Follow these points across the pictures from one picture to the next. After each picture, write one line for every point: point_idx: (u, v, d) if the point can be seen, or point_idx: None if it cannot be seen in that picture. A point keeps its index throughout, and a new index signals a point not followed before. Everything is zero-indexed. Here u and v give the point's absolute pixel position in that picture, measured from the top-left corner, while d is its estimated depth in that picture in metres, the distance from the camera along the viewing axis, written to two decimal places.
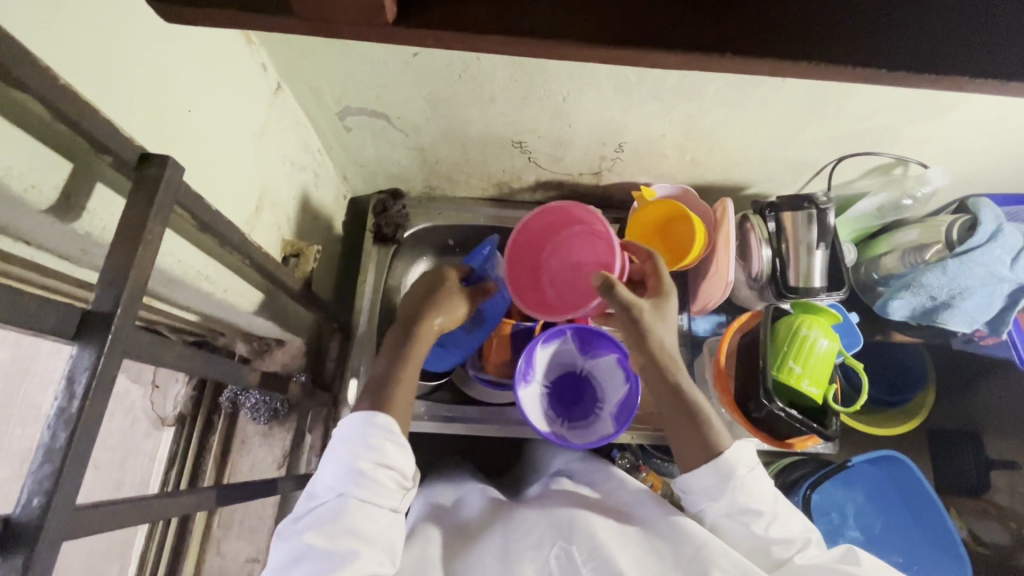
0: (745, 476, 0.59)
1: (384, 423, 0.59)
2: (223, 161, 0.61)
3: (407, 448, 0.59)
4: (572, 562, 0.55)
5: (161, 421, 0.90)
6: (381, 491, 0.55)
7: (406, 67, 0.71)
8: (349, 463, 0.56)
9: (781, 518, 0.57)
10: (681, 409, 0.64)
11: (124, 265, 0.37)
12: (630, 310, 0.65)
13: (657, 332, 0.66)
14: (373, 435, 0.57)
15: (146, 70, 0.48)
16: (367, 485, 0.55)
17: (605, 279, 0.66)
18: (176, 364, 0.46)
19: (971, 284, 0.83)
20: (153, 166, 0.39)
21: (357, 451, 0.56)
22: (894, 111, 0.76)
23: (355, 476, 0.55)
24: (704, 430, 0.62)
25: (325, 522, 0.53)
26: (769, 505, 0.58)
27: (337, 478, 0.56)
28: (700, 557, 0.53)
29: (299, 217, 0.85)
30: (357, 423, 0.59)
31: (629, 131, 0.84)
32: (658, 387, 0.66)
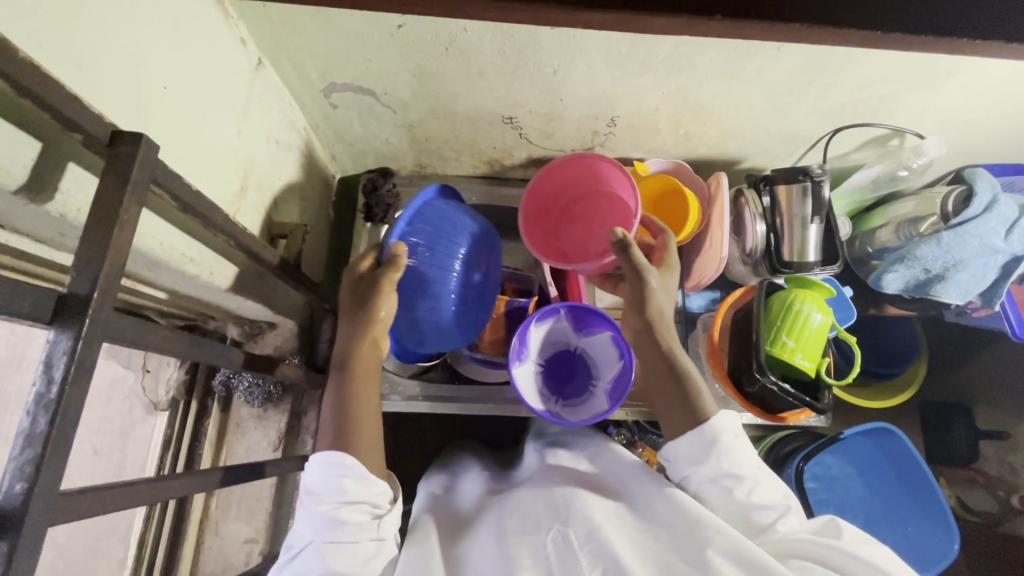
0: (730, 442, 0.61)
1: (338, 459, 0.58)
2: (205, 139, 0.60)
3: (368, 477, 0.58)
4: (568, 545, 0.54)
5: (154, 406, 0.88)
6: (352, 528, 0.56)
7: (391, 40, 0.69)
8: (313, 512, 0.56)
9: (762, 486, 0.59)
10: (671, 374, 0.66)
11: (99, 245, 0.36)
12: (640, 274, 0.68)
13: (658, 296, 0.69)
14: (331, 477, 0.57)
15: (117, 44, 0.46)
16: (335, 526, 0.55)
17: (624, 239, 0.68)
18: (162, 347, 0.45)
19: (965, 256, 0.82)
20: (125, 144, 0.38)
21: (319, 498, 0.57)
22: (892, 80, 0.75)
23: (321, 521, 0.55)
24: (692, 398, 0.64)
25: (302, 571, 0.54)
26: (751, 472, 0.60)
27: (307, 527, 0.56)
28: (699, 537, 0.53)
29: (288, 198, 0.84)
30: (315, 470, 0.58)
31: (622, 105, 0.83)
32: (649, 349, 0.68)
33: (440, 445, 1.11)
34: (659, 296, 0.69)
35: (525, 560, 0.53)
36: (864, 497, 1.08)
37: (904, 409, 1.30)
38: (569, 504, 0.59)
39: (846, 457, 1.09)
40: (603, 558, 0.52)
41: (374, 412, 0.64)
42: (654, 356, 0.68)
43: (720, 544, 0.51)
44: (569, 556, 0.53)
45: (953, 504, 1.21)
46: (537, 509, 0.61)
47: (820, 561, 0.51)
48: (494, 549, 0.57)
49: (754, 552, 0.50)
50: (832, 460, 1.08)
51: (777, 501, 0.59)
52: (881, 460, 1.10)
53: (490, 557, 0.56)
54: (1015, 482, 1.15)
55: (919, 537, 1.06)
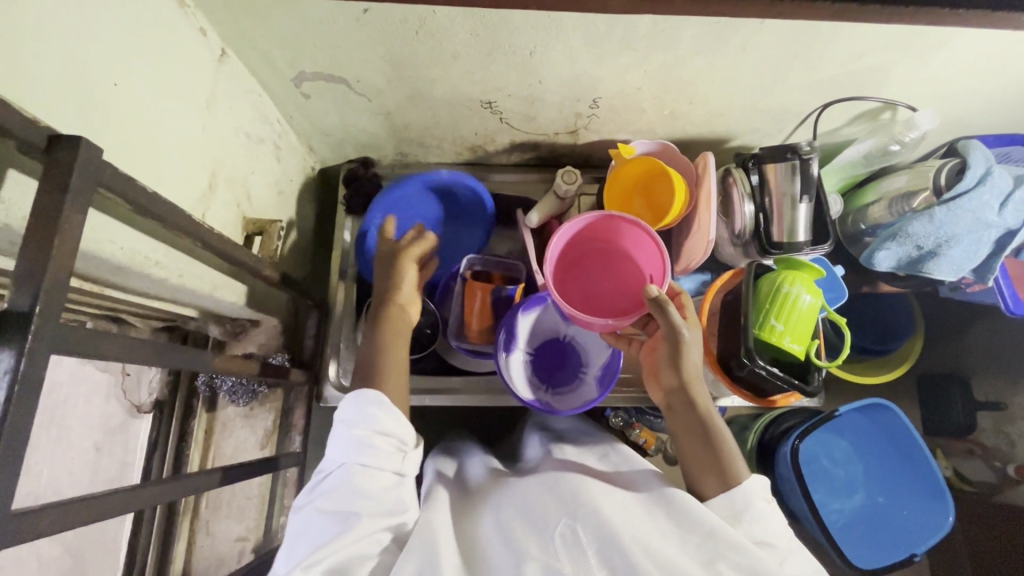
0: (763, 508, 0.59)
1: (375, 397, 0.61)
2: (164, 136, 0.57)
3: (400, 417, 0.61)
4: (576, 539, 0.55)
5: (137, 409, 0.87)
6: (380, 454, 0.58)
7: (358, 25, 0.66)
8: (350, 435, 0.59)
9: (795, 558, 0.57)
10: (703, 435, 0.65)
11: (40, 256, 0.34)
12: (677, 330, 0.67)
13: (691, 355, 0.68)
14: (366, 410, 0.60)
15: (54, 41, 0.43)
16: (365, 451, 0.57)
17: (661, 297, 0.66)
18: (125, 356, 0.44)
19: (957, 231, 0.80)
20: (64, 148, 0.36)
21: (352, 424, 0.59)
22: (880, 52, 0.72)
23: (354, 446, 0.58)
24: (725, 459, 0.63)
25: (332, 491, 0.56)
26: (784, 541, 0.59)
27: (337, 450, 0.59)
28: (709, 547, 0.53)
29: (263, 194, 0.82)
30: (352, 402, 0.61)
31: (603, 86, 0.80)
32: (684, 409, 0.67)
33: (433, 435, 1.11)
34: (692, 353, 0.68)
35: (533, 553, 0.53)
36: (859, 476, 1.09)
37: (900, 384, 1.30)
38: (577, 497, 0.59)
39: (840, 432, 1.10)
40: (614, 553, 0.52)
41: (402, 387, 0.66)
42: (689, 416, 0.66)
43: (731, 559, 0.52)
44: (578, 551, 0.54)
45: (949, 475, 1.21)
46: (545, 500, 0.61)
47: None
48: (500, 543, 0.57)
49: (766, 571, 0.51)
50: (826, 435, 1.09)
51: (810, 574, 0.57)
52: (879, 437, 1.10)
53: (497, 552, 0.56)
54: (1011, 452, 1.14)
55: (915, 515, 1.06)
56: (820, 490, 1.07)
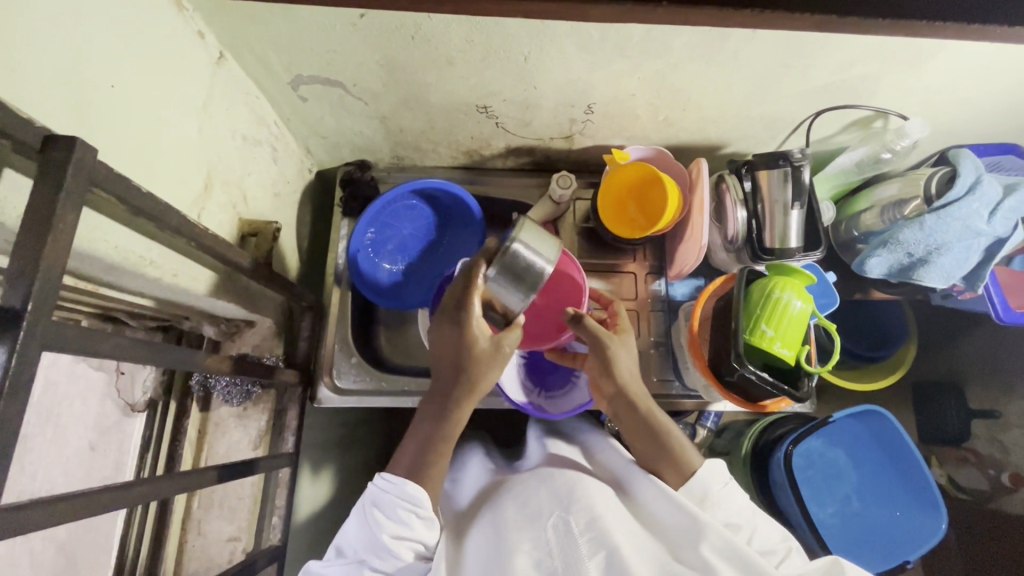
0: (720, 492, 0.61)
1: (412, 502, 0.60)
2: (161, 138, 0.58)
3: (432, 519, 0.61)
4: (568, 530, 0.55)
5: (131, 408, 0.88)
6: (392, 561, 0.59)
7: (354, 30, 0.67)
8: (379, 538, 0.59)
9: (761, 531, 0.60)
10: (649, 433, 0.66)
11: (32, 254, 0.35)
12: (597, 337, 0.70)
13: (620, 359, 0.70)
14: (401, 510, 0.60)
15: (49, 40, 0.44)
16: (388, 557, 0.59)
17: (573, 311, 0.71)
18: (119, 354, 0.45)
19: (948, 239, 0.81)
20: (58, 148, 0.37)
21: (383, 520, 0.60)
22: (870, 61, 0.73)
23: (378, 547, 0.59)
24: (676, 450, 0.64)
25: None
26: (746, 518, 0.61)
27: (363, 542, 0.60)
28: (693, 531, 0.55)
29: (260, 195, 0.83)
30: (389, 500, 0.61)
31: (598, 92, 0.81)
32: (626, 413, 0.69)
33: None
34: (622, 358, 0.71)
35: (524, 545, 0.55)
36: (850, 482, 1.08)
37: (894, 391, 1.30)
38: (570, 491, 0.60)
39: (834, 441, 1.09)
40: (602, 543, 0.53)
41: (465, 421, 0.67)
42: (631, 419, 0.68)
43: (715, 542, 0.53)
44: (569, 543, 0.54)
45: (942, 482, 1.22)
46: (538, 493, 0.61)
47: None
48: (492, 537, 0.58)
49: (746, 554, 0.52)
50: (820, 444, 1.08)
51: (778, 544, 0.59)
52: (872, 445, 1.10)
53: (487, 546, 0.57)
54: (1005, 460, 1.15)
55: (904, 522, 1.06)
56: (817, 502, 1.06)
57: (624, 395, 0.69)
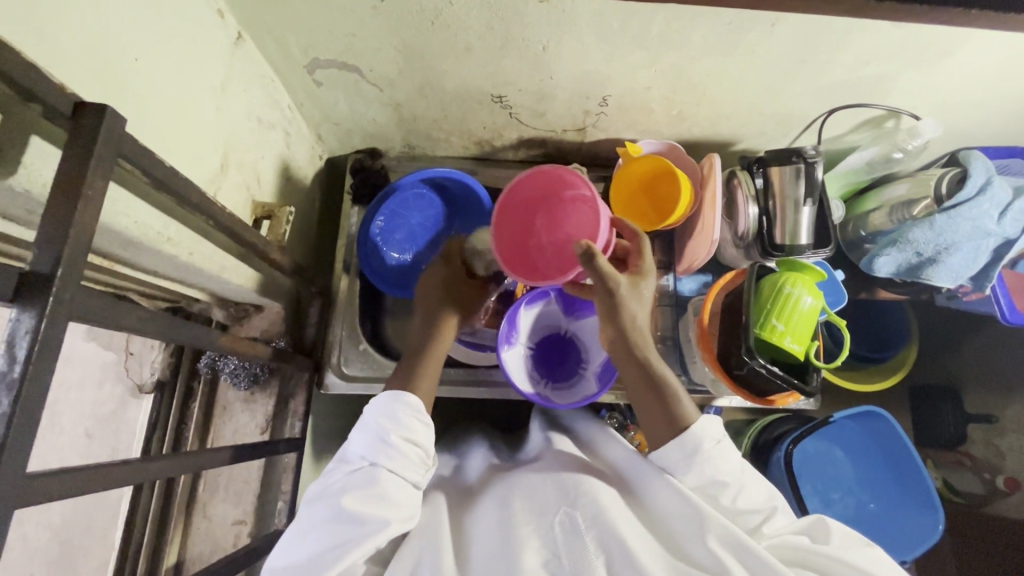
0: (712, 449, 0.61)
1: (410, 402, 0.63)
2: (181, 116, 0.58)
3: (429, 425, 0.63)
4: (575, 526, 0.55)
5: (138, 388, 0.90)
6: (405, 460, 0.59)
7: (374, 14, 0.67)
8: (382, 439, 0.59)
9: (745, 491, 0.61)
10: (648, 384, 0.65)
11: (64, 220, 0.35)
12: (606, 280, 0.66)
13: (627, 303, 0.67)
14: (401, 412, 0.62)
15: (77, 12, 0.43)
16: (395, 456, 0.59)
17: (588, 249, 0.66)
18: (140, 328, 0.44)
19: (957, 239, 0.82)
20: (89, 116, 0.36)
21: (386, 424, 0.60)
22: (886, 59, 0.73)
23: (385, 447, 0.59)
24: (671, 405, 0.63)
25: (359, 489, 0.56)
26: (735, 477, 0.62)
27: (368, 448, 0.59)
28: (700, 525, 0.55)
29: (272, 180, 0.82)
30: (386, 406, 0.62)
31: (613, 84, 0.81)
32: (625, 359, 0.67)
33: (431, 428, 1.11)
34: (630, 304, 0.67)
35: (533, 545, 0.54)
36: (849, 479, 1.10)
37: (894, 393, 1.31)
38: (576, 486, 0.60)
39: (834, 439, 1.10)
40: (609, 541, 0.53)
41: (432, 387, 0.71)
42: (631, 365, 0.66)
43: (722, 534, 0.54)
44: (577, 539, 0.54)
45: (938, 484, 1.23)
46: (542, 488, 0.61)
47: (810, 567, 0.55)
48: (496, 534, 0.57)
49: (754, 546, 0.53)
50: (818, 442, 1.09)
51: (762, 504, 0.61)
52: (870, 445, 1.11)
53: (492, 543, 0.57)
54: (1000, 464, 1.17)
55: (903, 522, 1.07)
56: (813, 499, 1.07)
57: (627, 340, 0.66)
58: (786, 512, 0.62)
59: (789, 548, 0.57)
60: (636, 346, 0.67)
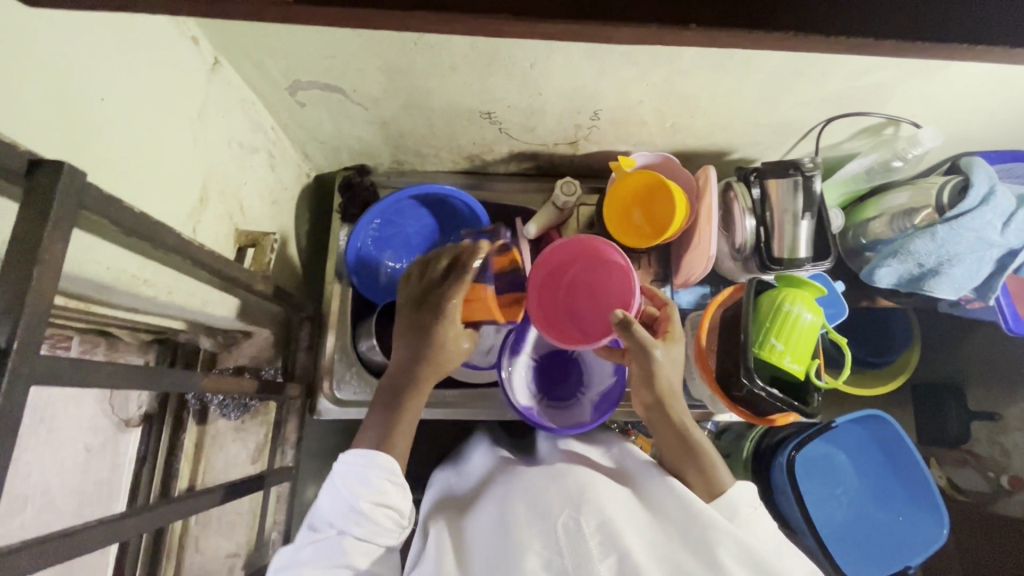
0: (750, 514, 0.60)
1: (385, 464, 0.60)
2: (155, 149, 0.56)
3: (405, 487, 0.61)
4: (578, 532, 0.54)
5: (125, 423, 0.84)
6: (378, 532, 0.58)
7: (354, 36, 0.64)
8: (350, 504, 0.58)
9: (788, 558, 0.57)
10: (682, 446, 0.65)
11: (20, 288, 0.33)
12: (649, 352, 0.65)
13: (665, 371, 0.67)
14: (373, 475, 0.59)
15: (35, 56, 0.41)
16: (365, 524, 0.57)
17: (623, 319, 0.65)
18: (110, 383, 0.42)
19: (959, 250, 0.80)
20: (44, 173, 0.35)
21: (357, 490, 0.58)
22: (884, 69, 0.71)
23: (355, 516, 0.57)
24: (706, 467, 0.63)
25: (323, 560, 0.56)
26: (773, 544, 0.59)
27: (336, 515, 0.58)
28: (704, 534, 0.53)
29: (256, 205, 0.80)
30: (359, 464, 0.60)
31: (605, 98, 0.79)
32: (660, 424, 0.67)
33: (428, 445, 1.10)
34: (665, 370, 0.67)
35: (535, 548, 0.53)
36: (852, 486, 1.08)
37: (896, 395, 1.30)
38: (581, 491, 0.58)
39: (837, 445, 1.09)
40: (615, 548, 0.52)
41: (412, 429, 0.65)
42: (668, 431, 0.66)
43: (728, 545, 0.51)
44: (580, 544, 0.53)
45: (942, 485, 1.22)
46: (547, 491, 0.59)
47: None
48: (499, 537, 0.56)
49: (764, 559, 0.50)
50: (822, 449, 1.08)
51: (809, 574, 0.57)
52: (873, 450, 1.09)
53: (496, 548, 0.55)
54: (1005, 462, 1.16)
55: (908, 528, 1.06)
56: (816, 507, 1.06)
57: (664, 406, 0.66)
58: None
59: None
60: (671, 410, 0.67)
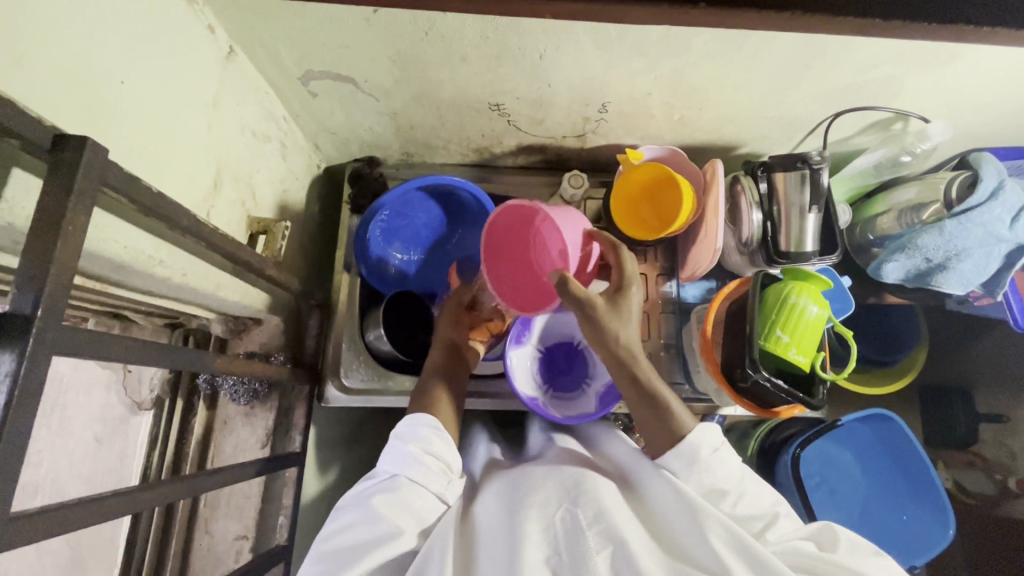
0: (710, 457, 0.61)
1: (431, 418, 0.65)
2: (171, 133, 0.57)
3: (452, 445, 0.64)
4: (577, 526, 0.53)
5: (137, 406, 0.89)
6: (430, 473, 0.60)
7: (366, 26, 0.65)
8: (402, 450, 0.61)
9: (747, 498, 0.60)
10: (640, 396, 0.65)
11: (44, 260, 0.34)
12: (586, 308, 0.65)
13: (611, 324, 0.65)
14: (423, 427, 0.64)
15: (58, 37, 0.43)
16: (418, 467, 0.60)
17: (561, 277, 0.67)
18: (128, 357, 0.43)
19: (967, 245, 0.80)
20: (69, 149, 0.36)
21: (408, 439, 0.62)
22: (893, 63, 0.71)
23: (408, 459, 0.60)
24: (666, 418, 0.63)
25: (381, 499, 0.58)
26: (735, 484, 0.61)
27: (390, 462, 0.61)
28: (698, 523, 0.53)
29: (267, 194, 0.81)
30: (410, 421, 0.65)
31: (613, 91, 0.79)
32: (617, 376, 0.66)
33: None
34: (613, 322, 0.66)
35: (531, 535, 0.52)
36: (857, 485, 1.07)
37: (904, 394, 1.29)
38: (578, 484, 0.58)
39: (843, 444, 1.08)
40: (611, 538, 0.51)
41: (453, 416, 0.70)
42: (625, 382, 0.66)
43: (722, 534, 0.52)
44: (577, 535, 0.52)
45: (948, 486, 1.20)
46: (544, 482, 0.59)
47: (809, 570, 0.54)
48: (496, 524, 0.56)
49: (756, 548, 0.51)
50: (827, 447, 1.07)
51: (764, 509, 0.60)
52: (879, 448, 1.09)
53: (492, 534, 0.55)
54: (1012, 465, 1.14)
55: (914, 528, 1.05)
56: (820, 505, 1.05)
57: (615, 359, 0.66)
58: (790, 516, 0.61)
59: (792, 549, 0.56)
60: (624, 362, 0.66)
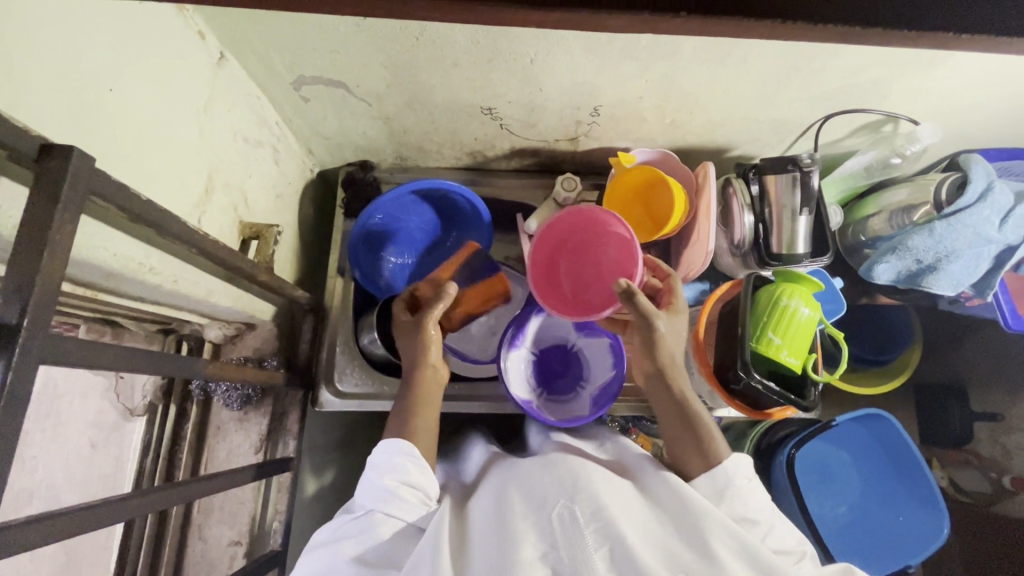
0: (743, 486, 0.60)
1: (406, 447, 0.64)
2: (161, 139, 0.57)
3: (429, 471, 0.63)
4: (575, 523, 0.53)
5: (129, 412, 0.88)
6: (407, 506, 0.59)
7: (357, 31, 0.65)
8: (377, 484, 0.61)
9: (776, 531, 0.59)
10: (680, 416, 0.66)
11: (30, 269, 0.34)
12: (649, 321, 0.67)
13: (667, 343, 0.68)
14: (397, 457, 0.63)
15: (44, 45, 0.43)
16: (393, 501, 0.59)
17: (627, 288, 0.67)
18: (118, 364, 0.43)
19: (958, 246, 0.80)
20: (55, 158, 0.36)
21: (383, 471, 0.62)
22: (881, 66, 0.72)
23: (383, 493, 0.60)
24: (705, 442, 0.64)
25: (358, 538, 0.58)
26: (765, 516, 0.60)
27: (366, 497, 0.61)
28: (698, 523, 0.53)
29: (260, 199, 0.81)
30: (384, 449, 0.64)
31: (605, 94, 0.79)
32: (659, 392, 0.68)
33: None
34: (666, 341, 0.68)
35: (528, 537, 0.52)
36: (852, 485, 1.08)
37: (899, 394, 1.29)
38: (575, 479, 0.57)
39: (838, 444, 1.09)
40: (610, 537, 0.51)
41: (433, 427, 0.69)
42: (667, 400, 0.68)
43: (722, 537, 0.52)
44: (576, 532, 0.52)
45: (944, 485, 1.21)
46: (541, 479, 0.58)
47: None
48: (494, 524, 0.55)
49: (758, 550, 0.51)
50: (822, 447, 1.08)
51: (795, 546, 0.59)
52: (874, 448, 1.09)
53: (490, 535, 0.55)
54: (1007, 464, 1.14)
55: (910, 527, 1.05)
56: (816, 505, 1.05)
57: (663, 375, 0.68)
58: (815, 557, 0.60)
59: None
60: (671, 380, 0.68)
